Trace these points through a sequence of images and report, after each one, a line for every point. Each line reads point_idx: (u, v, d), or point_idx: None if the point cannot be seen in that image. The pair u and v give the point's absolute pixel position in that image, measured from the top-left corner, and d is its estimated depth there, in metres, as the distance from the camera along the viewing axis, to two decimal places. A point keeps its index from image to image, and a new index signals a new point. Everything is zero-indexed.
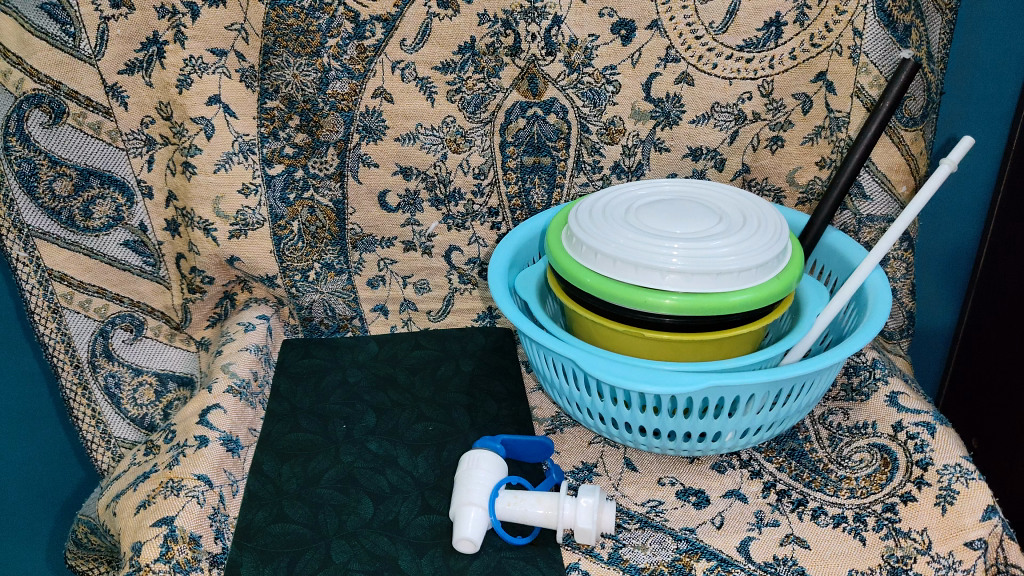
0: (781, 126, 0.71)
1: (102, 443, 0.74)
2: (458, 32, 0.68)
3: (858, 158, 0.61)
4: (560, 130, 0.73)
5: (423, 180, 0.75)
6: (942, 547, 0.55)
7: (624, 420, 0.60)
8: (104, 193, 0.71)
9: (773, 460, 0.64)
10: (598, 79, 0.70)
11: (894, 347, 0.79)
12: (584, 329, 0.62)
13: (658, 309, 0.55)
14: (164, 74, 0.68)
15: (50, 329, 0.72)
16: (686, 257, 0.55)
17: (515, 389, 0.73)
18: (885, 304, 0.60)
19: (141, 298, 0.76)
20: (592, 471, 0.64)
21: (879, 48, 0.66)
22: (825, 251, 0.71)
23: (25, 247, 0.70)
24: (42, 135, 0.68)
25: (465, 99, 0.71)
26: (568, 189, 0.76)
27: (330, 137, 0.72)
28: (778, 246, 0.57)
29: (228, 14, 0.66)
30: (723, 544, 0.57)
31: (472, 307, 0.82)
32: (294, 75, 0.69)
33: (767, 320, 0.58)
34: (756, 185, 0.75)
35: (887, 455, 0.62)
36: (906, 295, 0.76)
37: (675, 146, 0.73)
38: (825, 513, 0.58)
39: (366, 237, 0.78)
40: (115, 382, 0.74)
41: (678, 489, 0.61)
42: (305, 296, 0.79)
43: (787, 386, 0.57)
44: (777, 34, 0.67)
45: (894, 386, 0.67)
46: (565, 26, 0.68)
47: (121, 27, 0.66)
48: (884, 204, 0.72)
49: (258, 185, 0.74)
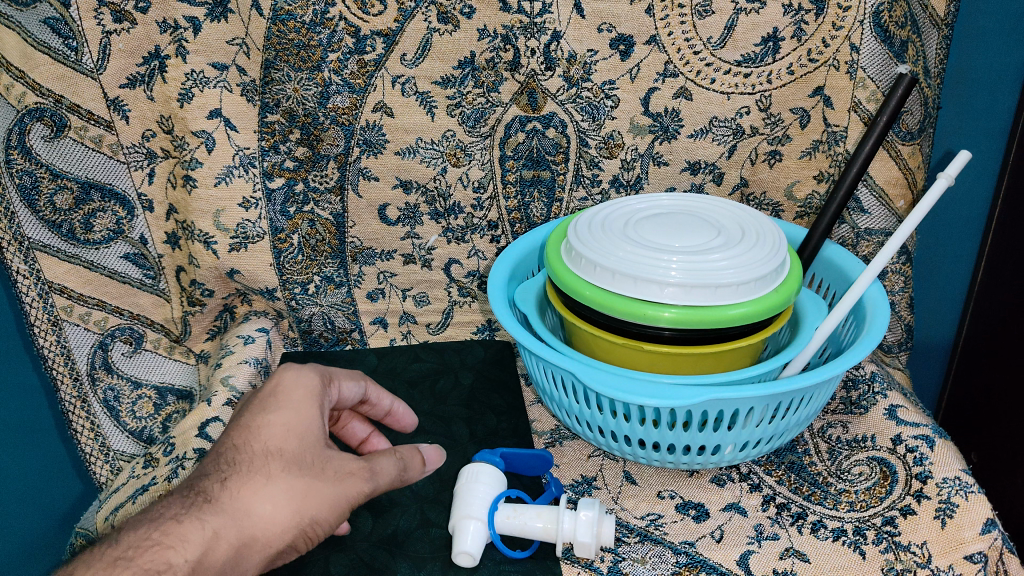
0: (779, 140, 0.72)
1: (101, 455, 0.73)
2: (458, 48, 0.69)
3: (856, 170, 0.62)
4: (560, 144, 0.74)
5: (423, 194, 0.76)
6: (942, 560, 0.55)
7: (624, 433, 0.60)
8: (104, 206, 0.72)
9: (773, 473, 0.64)
10: (598, 94, 0.71)
11: (893, 359, 0.79)
12: (584, 343, 0.62)
13: (657, 322, 0.55)
14: (165, 88, 0.69)
15: (50, 342, 0.72)
16: (685, 270, 0.55)
17: (514, 401, 0.73)
18: (884, 317, 0.60)
19: (141, 311, 0.76)
20: (592, 484, 0.64)
21: (876, 62, 0.66)
22: (823, 263, 0.71)
23: (25, 260, 0.70)
24: (43, 149, 0.68)
25: (465, 113, 0.72)
26: (568, 202, 0.77)
27: (331, 150, 0.73)
28: (777, 258, 0.57)
29: (229, 29, 0.67)
30: (723, 557, 0.56)
31: (472, 320, 0.82)
32: (295, 90, 0.70)
33: (768, 333, 0.59)
34: (755, 199, 0.76)
35: (887, 468, 0.62)
36: (906, 308, 0.77)
37: (674, 160, 0.74)
38: (824, 526, 0.58)
39: (366, 250, 0.78)
40: (114, 395, 0.74)
41: (678, 502, 0.61)
42: (305, 309, 0.79)
43: (787, 399, 0.57)
44: (774, 50, 0.68)
45: (894, 399, 0.68)
46: (565, 41, 0.68)
47: (123, 42, 0.67)
48: (883, 217, 0.72)
49: (258, 199, 0.74)
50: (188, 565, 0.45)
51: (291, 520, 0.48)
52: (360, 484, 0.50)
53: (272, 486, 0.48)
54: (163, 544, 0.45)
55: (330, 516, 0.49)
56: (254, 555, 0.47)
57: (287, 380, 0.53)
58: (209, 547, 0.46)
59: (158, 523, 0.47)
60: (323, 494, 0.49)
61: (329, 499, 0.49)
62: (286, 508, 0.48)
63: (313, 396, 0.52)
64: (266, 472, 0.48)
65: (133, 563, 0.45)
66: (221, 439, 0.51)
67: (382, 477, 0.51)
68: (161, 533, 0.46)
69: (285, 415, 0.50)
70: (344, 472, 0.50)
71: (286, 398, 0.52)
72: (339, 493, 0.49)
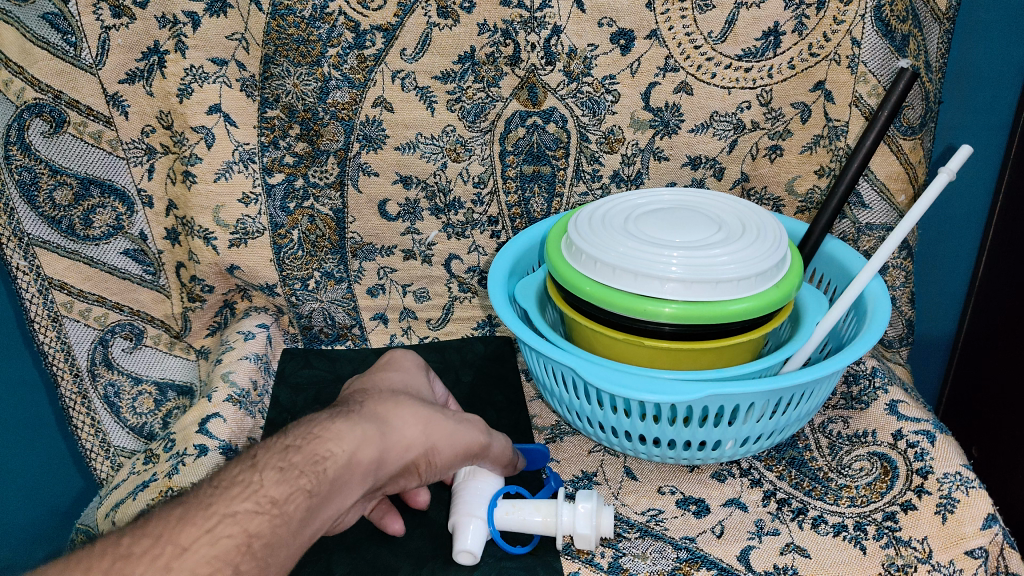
0: (780, 135, 0.71)
1: (102, 452, 0.74)
2: (458, 42, 0.68)
3: (857, 166, 0.61)
4: (560, 139, 0.73)
5: (423, 189, 0.75)
6: (942, 555, 0.55)
7: (624, 428, 0.60)
8: (104, 202, 0.71)
9: (773, 469, 0.64)
10: (598, 88, 0.71)
11: (894, 355, 0.79)
12: (584, 338, 0.62)
13: (658, 317, 0.55)
14: (164, 83, 0.69)
15: (50, 338, 0.72)
16: (685, 265, 0.55)
17: (515, 398, 0.73)
18: (885, 312, 0.60)
19: (141, 307, 0.76)
20: (592, 479, 0.64)
21: (878, 57, 0.66)
22: (823, 259, 0.71)
23: (25, 256, 0.70)
24: (42, 144, 0.68)
25: (465, 108, 0.71)
26: (568, 198, 0.76)
27: (331, 146, 0.72)
28: (778, 254, 0.57)
29: (229, 24, 0.67)
30: (723, 553, 0.56)
31: (472, 315, 0.82)
32: (295, 85, 0.69)
33: (768, 329, 0.58)
34: (756, 194, 0.75)
35: (887, 464, 0.62)
36: (906, 303, 0.77)
37: (674, 155, 0.74)
38: (824, 521, 0.58)
39: (366, 246, 0.78)
40: (115, 391, 0.74)
41: (678, 498, 0.61)
42: (305, 304, 0.79)
43: (788, 395, 0.57)
44: (776, 44, 0.67)
45: (894, 395, 0.67)
46: (565, 35, 0.68)
47: (122, 37, 0.66)
48: (884, 213, 0.72)
49: (258, 195, 0.74)
50: (344, 456, 0.47)
51: (420, 441, 0.49)
52: (476, 428, 0.52)
53: (402, 409, 0.50)
54: (322, 437, 0.47)
55: (449, 450, 0.51)
56: (389, 467, 0.48)
57: (398, 355, 0.58)
58: (357, 450, 0.47)
59: (315, 423, 0.48)
60: (444, 427, 0.51)
61: (452, 431, 0.51)
62: (416, 430, 0.49)
63: (421, 369, 0.57)
64: (396, 400, 0.51)
65: (300, 450, 0.47)
66: (344, 392, 0.54)
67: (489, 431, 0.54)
68: (319, 429, 0.48)
69: (406, 375, 0.55)
70: (462, 418, 0.52)
71: (399, 366, 0.56)
72: (458, 429, 0.51)
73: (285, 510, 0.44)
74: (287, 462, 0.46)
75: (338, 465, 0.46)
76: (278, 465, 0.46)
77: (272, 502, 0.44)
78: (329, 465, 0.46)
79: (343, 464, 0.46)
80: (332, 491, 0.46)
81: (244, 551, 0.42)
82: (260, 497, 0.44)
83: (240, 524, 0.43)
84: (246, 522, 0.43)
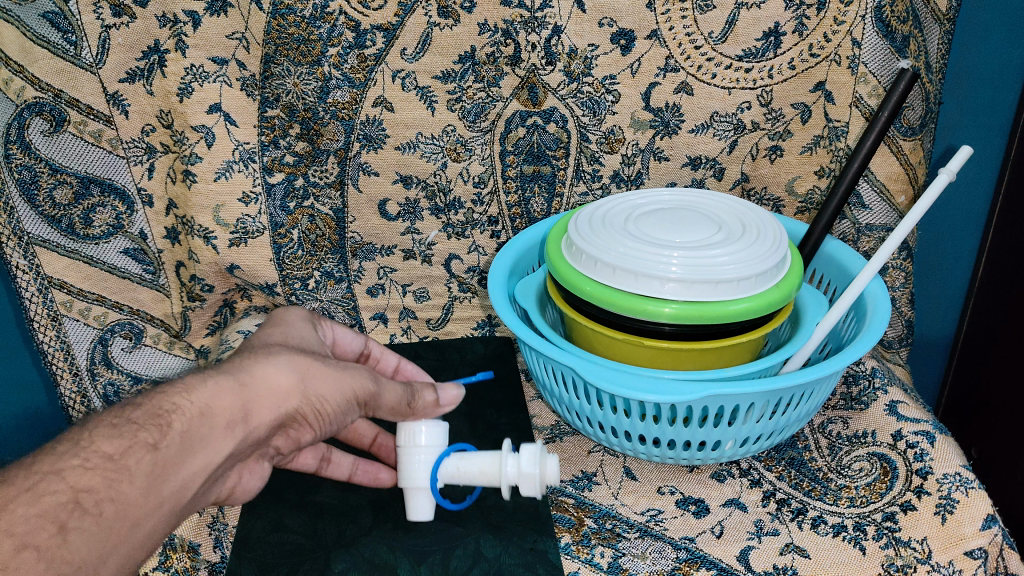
0: (780, 135, 0.71)
1: None
2: (458, 42, 0.68)
3: (857, 166, 0.61)
4: (560, 139, 0.73)
5: (423, 189, 0.75)
6: (942, 556, 0.55)
7: (624, 428, 0.60)
8: (103, 201, 0.71)
9: (773, 469, 0.64)
10: (598, 88, 0.71)
11: (894, 355, 0.79)
12: (584, 339, 0.62)
13: (658, 317, 0.55)
14: (164, 82, 0.68)
15: (50, 337, 0.73)
16: (685, 265, 0.55)
17: (514, 398, 0.73)
18: (884, 313, 0.60)
19: (141, 305, 0.76)
20: (592, 479, 0.64)
21: (878, 57, 0.66)
22: (823, 259, 0.71)
23: (25, 255, 0.70)
24: (42, 143, 0.68)
25: (465, 108, 0.71)
26: (568, 198, 0.76)
27: (331, 145, 0.72)
28: (777, 254, 0.57)
29: (229, 23, 0.67)
30: (723, 552, 0.56)
31: (472, 315, 0.82)
32: (295, 84, 0.69)
33: (768, 329, 0.58)
34: (756, 194, 0.75)
35: (887, 464, 0.62)
36: (906, 304, 0.77)
37: (675, 155, 0.74)
38: (824, 522, 0.58)
39: (366, 245, 0.78)
40: (113, 390, 0.76)
41: (678, 498, 0.61)
42: (305, 304, 0.79)
43: (788, 395, 0.57)
44: (777, 44, 0.67)
45: (894, 395, 0.67)
46: (566, 35, 0.68)
47: (122, 36, 0.66)
48: (884, 213, 0.72)
49: (258, 194, 0.74)
50: (195, 408, 0.44)
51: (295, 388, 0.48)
52: (361, 375, 0.51)
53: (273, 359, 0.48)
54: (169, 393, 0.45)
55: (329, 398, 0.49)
56: (255, 417, 0.46)
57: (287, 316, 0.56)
58: (211, 403, 0.45)
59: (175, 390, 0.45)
60: (323, 374, 0.49)
61: (332, 379, 0.49)
62: (291, 378, 0.48)
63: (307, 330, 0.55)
64: (268, 352, 0.49)
65: (139, 407, 0.44)
66: None
67: (379, 382, 0.53)
68: (162, 394, 0.45)
69: (282, 334, 0.53)
70: (347, 367, 0.51)
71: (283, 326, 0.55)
72: (339, 376, 0.50)
73: (123, 465, 0.41)
74: (123, 420, 0.43)
75: (187, 419, 0.44)
76: (111, 423, 0.43)
77: (106, 458, 0.41)
78: (175, 417, 0.43)
79: (194, 416, 0.44)
80: (182, 449, 0.43)
81: (72, 509, 0.39)
82: (92, 453, 0.41)
83: (65, 481, 0.40)
84: (72, 478, 0.40)
